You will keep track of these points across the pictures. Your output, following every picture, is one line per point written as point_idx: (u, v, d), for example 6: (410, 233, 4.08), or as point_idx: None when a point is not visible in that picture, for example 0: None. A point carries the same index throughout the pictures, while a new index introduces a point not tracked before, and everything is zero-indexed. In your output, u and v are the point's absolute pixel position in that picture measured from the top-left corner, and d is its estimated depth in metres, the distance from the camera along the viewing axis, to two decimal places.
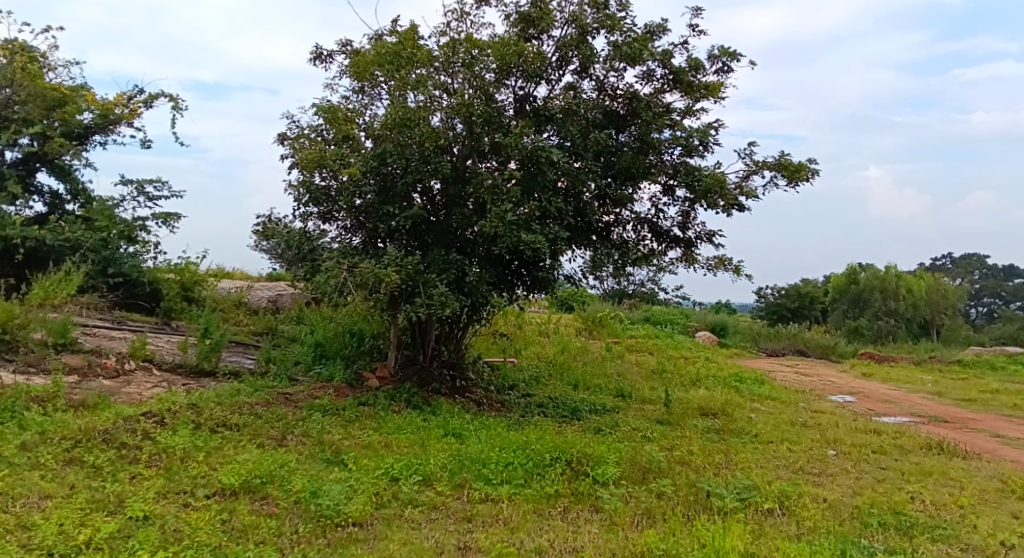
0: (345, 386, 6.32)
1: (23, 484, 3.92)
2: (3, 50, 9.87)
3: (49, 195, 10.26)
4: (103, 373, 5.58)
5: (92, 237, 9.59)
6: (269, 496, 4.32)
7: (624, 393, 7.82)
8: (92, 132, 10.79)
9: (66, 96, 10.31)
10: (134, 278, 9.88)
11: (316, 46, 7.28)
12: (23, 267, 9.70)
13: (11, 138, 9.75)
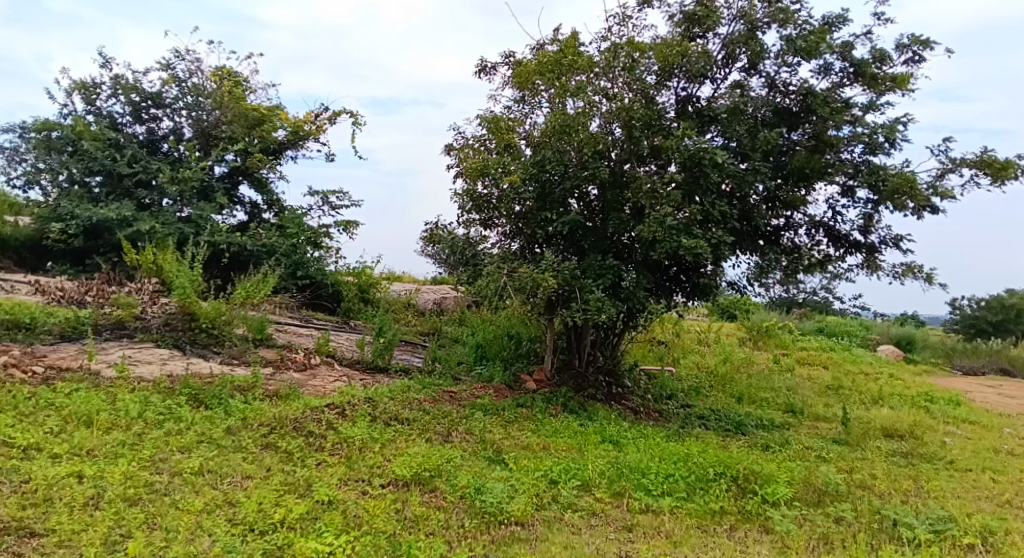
0: (505, 387, 6.46)
1: (230, 464, 4.39)
2: (214, 77, 11.25)
3: (249, 205, 11.50)
4: (293, 366, 6.14)
5: (284, 244, 10.73)
6: (438, 489, 4.50)
7: (794, 408, 7.37)
8: (285, 148, 11.97)
9: (264, 116, 11.50)
10: (319, 280, 10.89)
11: (482, 58, 7.44)
12: (228, 269, 10.87)
13: (220, 155, 11.00)
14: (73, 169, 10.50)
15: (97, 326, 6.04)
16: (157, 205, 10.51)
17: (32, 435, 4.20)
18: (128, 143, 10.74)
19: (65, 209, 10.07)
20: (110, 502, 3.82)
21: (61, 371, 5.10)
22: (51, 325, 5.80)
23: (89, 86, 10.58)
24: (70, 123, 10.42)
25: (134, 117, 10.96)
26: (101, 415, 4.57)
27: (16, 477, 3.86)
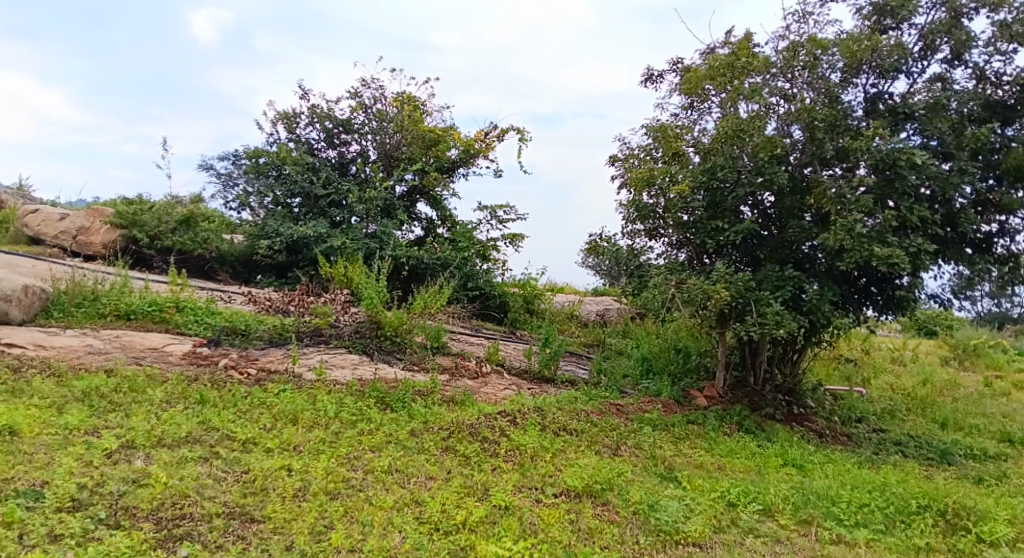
0: (673, 403, 6.36)
1: (415, 464, 4.65)
2: (396, 102, 12.02)
3: (425, 221, 12.26)
4: (466, 373, 6.43)
5: (457, 257, 11.34)
6: (610, 503, 4.45)
7: (1012, 438, 6.60)
8: (457, 166, 12.65)
9: (439, 136, 12.24)
10: (487, 291, 11.33)
11: (647, 68, 7.47)
12: (407, 281, 11.48)
13: (400, 175, 11.86)
14: (278, 192, 11.76)
15: (299, 333, 6.56)
16: (347, 223, 11.46)
17: (249, 430, 4.69)
18: (323, 166, 11.98)
19: (271, 227, 11.19)
20: (314, 494, 4.16)
21: (270, 373, 5.64)
22: (262, 331, 6.44)
23: (291, 116, 11.85)
24: (275, 150, 11.71)
25: (329, 143, 12.27)
26: (304, 414, 5.02)
27: (238, 467, 4.33)
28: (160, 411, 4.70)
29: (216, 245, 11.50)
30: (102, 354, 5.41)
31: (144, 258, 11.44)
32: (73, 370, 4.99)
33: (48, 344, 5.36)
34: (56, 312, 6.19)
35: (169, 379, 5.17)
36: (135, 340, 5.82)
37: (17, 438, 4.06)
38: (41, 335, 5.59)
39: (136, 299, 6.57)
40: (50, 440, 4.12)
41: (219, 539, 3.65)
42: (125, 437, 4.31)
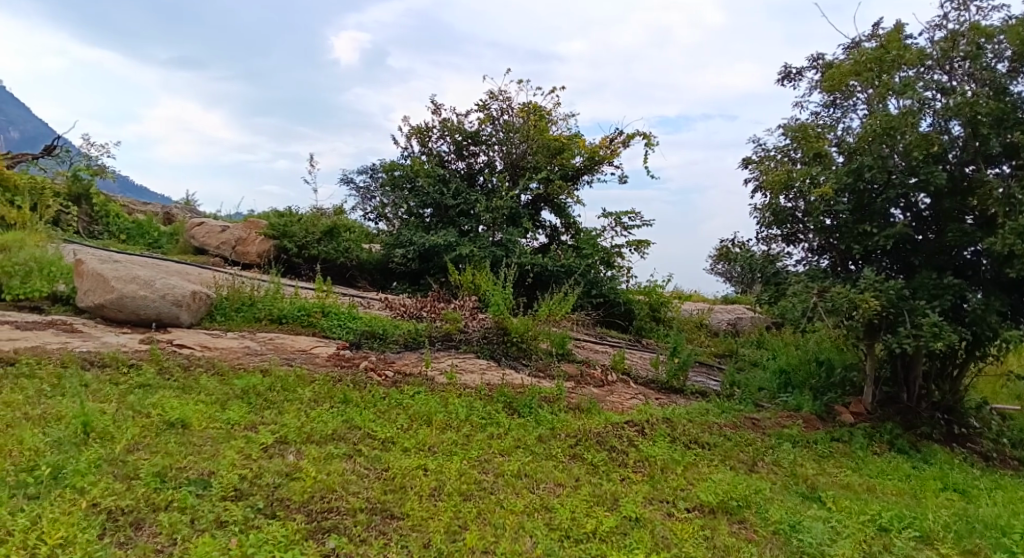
0: (815, 418, 6.10)
1: (544, 470, 4.68)
2: (522, 112, 12.26)
3: (550, 228, 12.41)
4: (593, 382, 6.44)
5: (582, 265, 11.43)
6: (746, 521, 4.25)
7: None
8: (582, 173, 12.77)
9: (564, 145, 12.44)
10: (612, 299, 11.63)
11: (785, 65, 7.53)
12: (532, 288, 11.77)
13: (526, 184, 12.20)
14: (411, 204, 12.36)
15: (431, 337, 6.82)
16: (475, 232, 11.85)
17: (388, 430, 4.92)
18: (452, 178, 12.41)
19: (406, 237, 11.78)
20: (449, 494, 4.29)
21: (405, 376, 5.88)
22: (398, 335, 6.75)
23: (424, 131, 12.58)
24: (410, 163, 12.31)
25: (458, 155, 12.71)
26: (437, 416, 5.19)
27: (378, 465, 4.54)
28: (309, 409, 5.03)
29: (357, 254, 12.33)
30: (257, 354, 5.88)
31: (295, 267, 12.19)
32: (233, 370, 5.45)
33: (213, 345, 5.91)
34: (219, 316, 6.79)
35: (317, 379, 5.52)
36: (286, 342, 6.30)
37: (187, 430, 4.48)
38: (206, 336, 6.17)
39: (287, 304, 7.10)
40: (215, 433, 4.51)
41: (363, 532, 3.83)
42: (278, 433, 4.65)
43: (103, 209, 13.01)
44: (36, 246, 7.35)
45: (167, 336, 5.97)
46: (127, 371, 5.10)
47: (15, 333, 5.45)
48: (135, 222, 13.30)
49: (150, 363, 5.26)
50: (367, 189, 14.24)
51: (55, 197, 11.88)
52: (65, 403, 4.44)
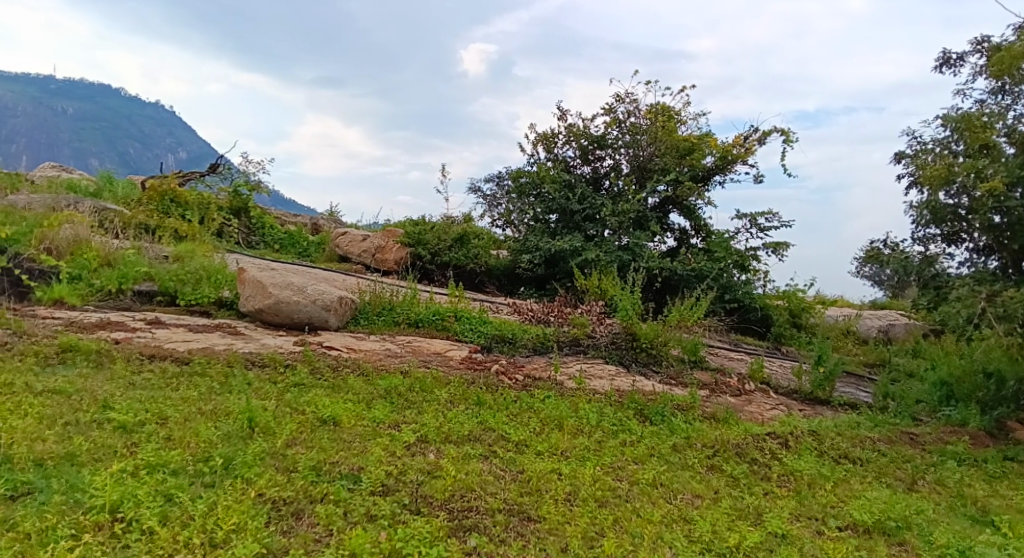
0: (984, 436, 5.75)
1: (680, 480, 4.56)
2: (649, 114, 12.55)
3: (678, 232, 12.45)
4: (729, 391, 6.35)
5: (713, 268, 11.34)
6: (907, 544, 3.92)
7: None
8: (713, 172, 12.58)
9: (694, 145, 12.42)
10: (747, 304, 11.47)
11: (945, 49, 7.20)
12: (661, 292, 11.83)
13: (655, 186, 12.16)
14: (537, 210, 12.75)
15: (559, 342, 6.86)
16: (600, 236, 12.08)
17: (521, 433, 4.99)
18: (577, 183, 12.62)
19: (532, 243, 12.26)
20: (585, 500, 4.27)
21: (534, 380, 5.96)
22: (527, 338, 6.81)
23: (551, 137, 12.87)
24: (536, 168, 12.69)
25: (584, 160, 12.99)
26: (569, 421, 5.21)
27: (514, 467, 4.61)
28: (446, 410, 5.19)
29: (486, 260, 12.80)
30: (397, 356, 6.15)
31: (429, 273, 12.69)
32: (376, 371, 5.73)
33: (358, 347, 6.26)
34: (362, 320, 7.19)
35: (451, 381, 5.70)
36: (422, 345, 6.57)
37: (339, 428, 4.76)
38: (352, 338, 6.54)
39: (423, 308, 7.40)
40: (362, 430, 4.76)
41: (502, 533, 3.89)
42: (419, 432, 4.83)
43: (259, 221, 13.64)
44: (206, 255, 8.15)
45: (318, 338, 6.37)
46: (284, 370, 5.49)
47: (188, 335, 6.01)
48: (287, 233, 13.90)
49: (303, 363, 5.64)
50: (493, 196, 14.86)
51: (218, 210, 12.81)
52: (233, 399, 4.84)
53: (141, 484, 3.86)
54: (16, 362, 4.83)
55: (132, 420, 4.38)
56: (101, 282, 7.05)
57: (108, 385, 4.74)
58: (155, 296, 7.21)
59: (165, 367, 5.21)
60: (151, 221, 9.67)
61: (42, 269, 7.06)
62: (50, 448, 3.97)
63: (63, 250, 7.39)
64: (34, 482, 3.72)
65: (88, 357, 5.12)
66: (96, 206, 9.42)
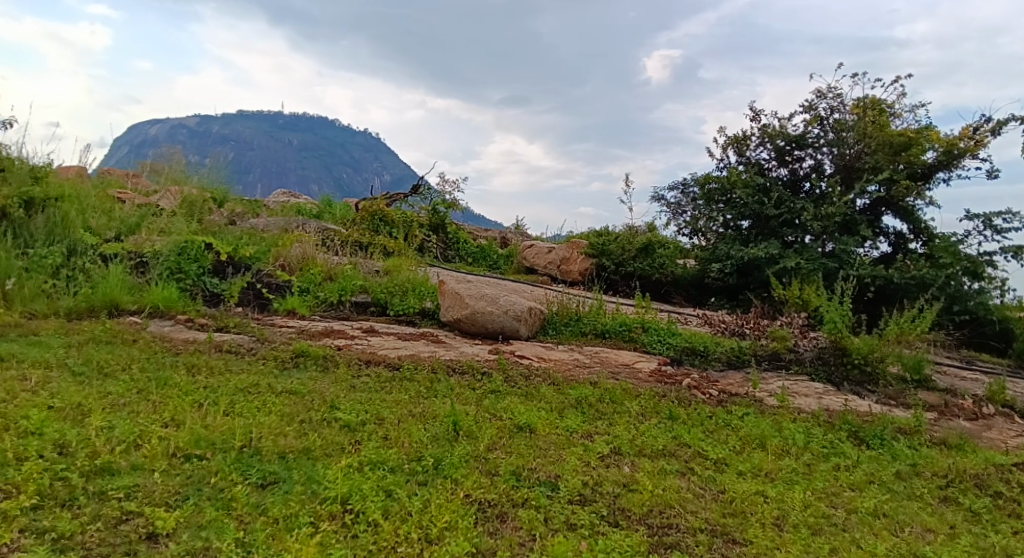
0: None
1: (906, 512, 4.11)
2: (856, 109, 12.10)
3: (894, 236, 11.83)
4: (962, 414, 5.77)
5: (938, 276, 10.51)
6: None
7: None
8: (936, 169, 11.88)
9: (912, 139, 11.75)
10: (982, 316, 10.63)
11: None
12: (875, 303, 11.40)
13: (865, 187, 11.68)
14: (728, 216, 12.88)
15: (757, 356, 6.68)
16: (800, 243, 11.83)
17: (720, 450, 4.81)
18: (773, 186, 12.43)
19: (722, 252, 12.38)
20: (795, 526, 3.95)
21: (731, 395, 5.79)
22: (720, 353, 6.70)
23: (743, 140, 12.60)
24: (727, 173, 12.75)
25: (780, 161, 12.66)
26: (772, 440, 4.95)
27: (714, 486, 4.42)
28: (638, 423, 5.15)
29: (672, 270, 13.07)
30: (586, 367, 6.24)
31: (614, 284, 12.99)
32: (566, 381, 5.82)
33: (547, 357, 6.43)
34: (551, 330, 7.42)
35: (642, 394, 5.67)
36: (610, 356, 6.64)
37: (535, 435, 4.89)
38: (541, 348, 6.75)
39: (609, 319, 7.53)
40: (557, 439, 4.86)
41: (706, 553, 3.71)
42: (613, 444, 4.82)
43: (455, 236, 14.38)
44: (410, 269, 8.82)
45: (510, 347, 6.67)
46: (481, 378, 5.76)
47: (397, 343, 6.54)
48: (478, 247, 14.67)
49: (498, 372, 5.87)
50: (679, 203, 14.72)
51: (419, 227, 13.74)
52: (439, 403, 5.17)
53: (365, 479, 4.23)
54: (261, 365, 5.56)
55: (355, 420, 4.83)
56: (324, 294, 7.86)
57: (334, 387, 5.27)
58: (369, 306, 7.91)
59: (379, 372, 5.69)
60: (364, 238, 10.67)
61: (278, 283, 7.95)
62: (290, 442, 4.49)
63: (293, 266, 8.36)
64: (279, 473, 4.21)
65: (317, 361, 5.75)
66: (320, 227, 10.69)
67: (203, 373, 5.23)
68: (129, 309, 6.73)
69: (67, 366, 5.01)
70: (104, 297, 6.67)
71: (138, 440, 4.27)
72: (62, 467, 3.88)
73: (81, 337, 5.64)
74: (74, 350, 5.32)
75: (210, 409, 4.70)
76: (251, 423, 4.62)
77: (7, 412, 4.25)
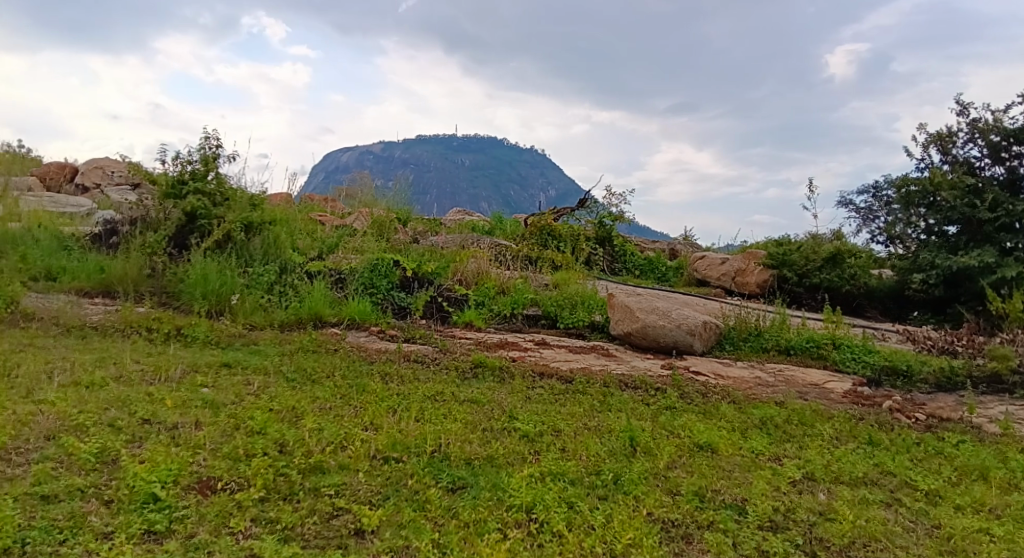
0: None
1: None
2: None
3: None
4: None
5: None
6: None
7: None
8: None
9: None
10: None
11: None
12: None
13: None
14: (931, 220, 11.87)
15: (974, 378, 6.33)
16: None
17: (930, 481, 4.38)
18: (987, 187, 11.32)
19: (926, 261, 11.51)
20: None
21: (941, 420, 5.35)
22: (927, 373, 6.42)
23: (948, 137, 11.53)
24: (928, 175, 11.74)
25: (994, 158, 11.47)
26: (996, 473, 4.42)
27: (927, 520, 4.00)
28: (833, 447, 4.85)
29: (865, 281, 12.21)
30: (769, 386, 6.06)
31: (799, 298, 12.54)
32: (748, 400, 5.70)
33: (725, 374, 6.35)
34: (728, 345, 7.39)
35: (835, 416, 5.40)
36: (797, 376, 6.44)
37: (717, 455, 4.73)
38: (719, 365, 6.70)
39: (795, 335, 7.33)
40: (742, 460, 4.66)
41: None
42: (805, 468, 4.55)
43: (621, 248, 14.52)
44: (578, 282, 9.08)
45: (684, 363, 6.64)
46: (656, 394, 5.74)
47: (570, 355, 6.70)
48: (646, 259, 14.77)
49: (673, 388, 5.84)
50: (870, 209, 13.85)
51: (586, 240, 14.07)
52: (614, 417, 5.16)
53: (548, 489, 4.28)
54: (444, 374, 5.86)
55: (534, 431, 4.94)
56: (498, 307, 8.21)
57: (510, 398, 5.44)
58: (540, 319, 8.23)
59: (553, 385, 5.81)
60: (534, 253, 11.00)
61: (457, 297, 8.39)
62: (476, 449, 4.68)
63: (470, 280, 8.70)
64: (466, 478, 4.39)
65: (494, 372, 5.97)
66: (493, 243, 11.08)
67: (394, 380, 5.61)
68: (330, 321, 7.39)
69: (282, 373, 5.61)
70: (310, 311, 7.39)
71: (344, 441, 4.65)
72: (283, 463, 4.31)
73: (292, 346, 6.30)
74: (287, 358, 5.93)
75: (403, 415, 5.02)
76: (439, 430, 4.88)
77: (238, 413, 4.83)
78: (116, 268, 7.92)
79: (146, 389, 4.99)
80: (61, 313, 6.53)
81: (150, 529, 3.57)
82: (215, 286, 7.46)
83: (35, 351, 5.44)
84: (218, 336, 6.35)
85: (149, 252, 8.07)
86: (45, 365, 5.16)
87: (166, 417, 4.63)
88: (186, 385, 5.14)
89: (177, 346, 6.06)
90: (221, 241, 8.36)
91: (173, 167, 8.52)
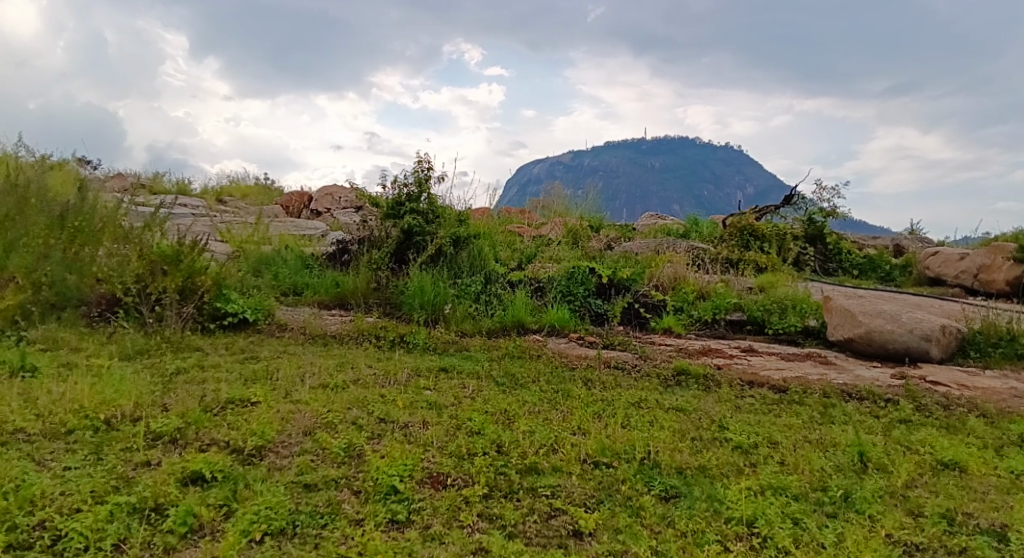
0: None
1: None
2: None
3: None
4: None
5: None
6: None
7: None
8: None
9: None
10: None
11: None
12: None
13: None
14: None
15: None
16: None
17: None
18: None
19: None
20: None
21: None
22: None
23: None
24: None
25: None
26: None
27: None
28: None
29: None
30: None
31: None
32: (1000, 413, 5.12)
33: (971, 385, 5.76)
34: (974, 352, 6.79)
35: None
36: None
37: (967, 475, 4.25)
38: (962, 375, 6.11)
39: None
40: (998, 482, 4.15)
41: None
42: None
43: (836, 246, 14.05)
44: (786, 285, 8.79)
45: (919, 372, 6.13)
46: (885, 405, 5.32)
47: (780, 364, 6.42)
48: (866, 257, 14.01)
49: (907, 399, 5.38)
50: None
51: (794, 240, 13.47)
52: (839, 431, 4.84)
53: (769, 503, 4.07)
54: (647, 381, 5.88)
55: (748, 442, 4.77)
56: (698, 313, 8.14)
57: (719, 407, 5.33)
58: (746, 324, 8.04)
59: (765, 394, 5.61)
60: (734, 255, 10.71)
61: (655, 302, 8.37)
62: (686, 459, 4.60)
63: (666, 285, 8.70)
64: (679, 487, 4.32)
65: (698, 380, 5.89)
66: (689, 246, 10.94)
67: (596, 386, 5.72)
68: (533, 328, 7.72)
69: (492, 377, 5.96)
70: (513, 318, 7.74)
71: (556, 444, 4.82)
72: (502, 463, 4.56)
73: (500, 351, 6.67)
74: (495, 363, 6.28)
75: (609, 420, 5.10)
76: (648, 437, 4.88)
77: (457, 414, 5.21)
78: (350, 282, 8.82)
79: (379, 391, 5.55)
80: (308, 324, 7.48)
81: (392, 519, 3.93)
82: (431, 296, 8.10)
83: (289, 357, 6.29)
84: (435, 343, 6.89)
85: (376, 267, 8.94)
86: (298, 369, 5.95)
87: (398, 417, 5.11)
88: (412, 388, 5.64)
89: (402, 352, 6.68)
90: (434, 255, 9.06)
91: (391, 190, 9.55)
